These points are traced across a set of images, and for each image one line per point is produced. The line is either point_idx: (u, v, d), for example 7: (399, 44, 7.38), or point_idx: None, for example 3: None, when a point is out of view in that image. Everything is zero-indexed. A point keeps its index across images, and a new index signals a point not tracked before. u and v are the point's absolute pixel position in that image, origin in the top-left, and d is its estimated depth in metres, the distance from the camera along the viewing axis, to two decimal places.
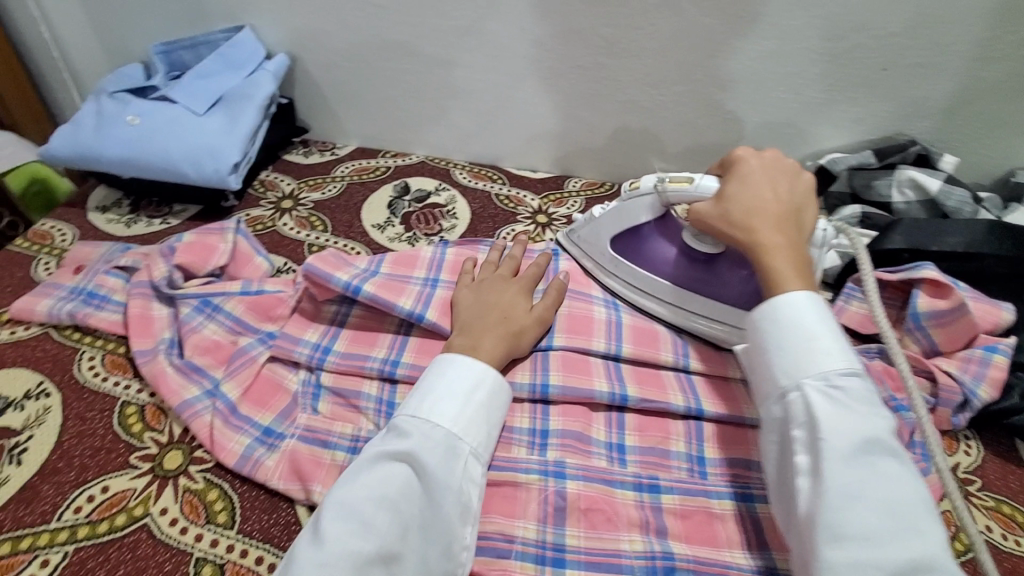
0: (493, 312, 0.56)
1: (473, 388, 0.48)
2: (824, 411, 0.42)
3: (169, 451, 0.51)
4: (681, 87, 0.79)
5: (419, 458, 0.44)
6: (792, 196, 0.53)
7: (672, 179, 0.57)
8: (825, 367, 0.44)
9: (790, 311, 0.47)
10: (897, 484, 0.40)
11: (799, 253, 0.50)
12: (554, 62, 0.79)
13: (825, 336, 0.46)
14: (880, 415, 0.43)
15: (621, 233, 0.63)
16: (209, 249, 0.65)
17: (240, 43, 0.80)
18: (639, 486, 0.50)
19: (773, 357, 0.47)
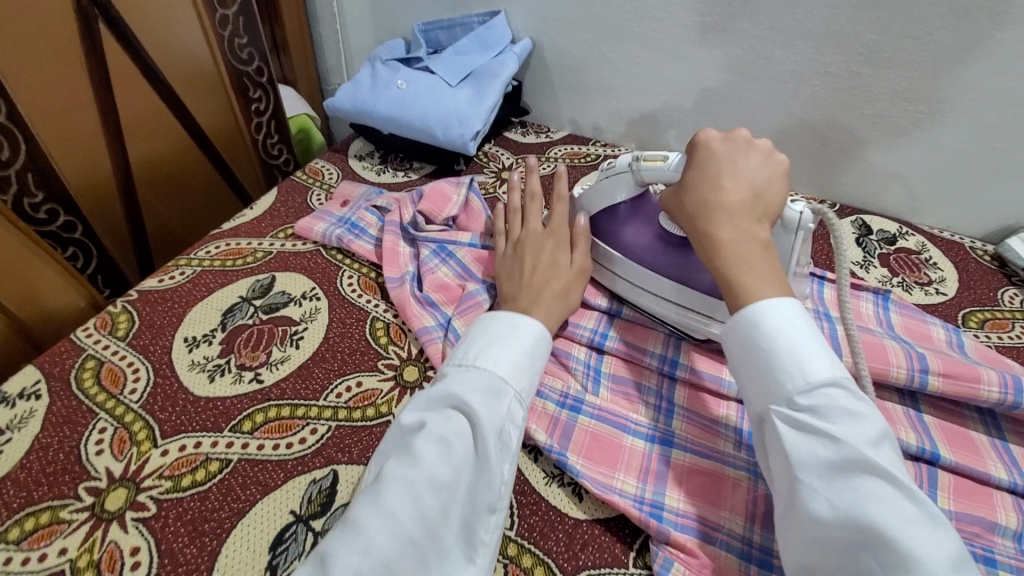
0: (535, 275, 0.58)
1: (518, 339, 0.50)
2: (789, 441, 0.39)
3: (407, 365, 0.58)
4: (947, 105, 0.72)
5: (463, 392, 0.45)
6: (754, 182, 0.49)
7: (647, 158, 0.55)
8: (786, 388, 0.40)
9: (751, 325, 0.43)
10: (886, 506, 0.35)
11: (760, 248, 0.47)
12: (800, 66, 0.76)
13: (791, 347, 0.41)
14: (860, 429, 0.37)
15: (598, 214, 0.62)
16: (444, 198, 0.73)
17: (495, 26, 0.88)
18: None
19: (747, 375, 0.43)
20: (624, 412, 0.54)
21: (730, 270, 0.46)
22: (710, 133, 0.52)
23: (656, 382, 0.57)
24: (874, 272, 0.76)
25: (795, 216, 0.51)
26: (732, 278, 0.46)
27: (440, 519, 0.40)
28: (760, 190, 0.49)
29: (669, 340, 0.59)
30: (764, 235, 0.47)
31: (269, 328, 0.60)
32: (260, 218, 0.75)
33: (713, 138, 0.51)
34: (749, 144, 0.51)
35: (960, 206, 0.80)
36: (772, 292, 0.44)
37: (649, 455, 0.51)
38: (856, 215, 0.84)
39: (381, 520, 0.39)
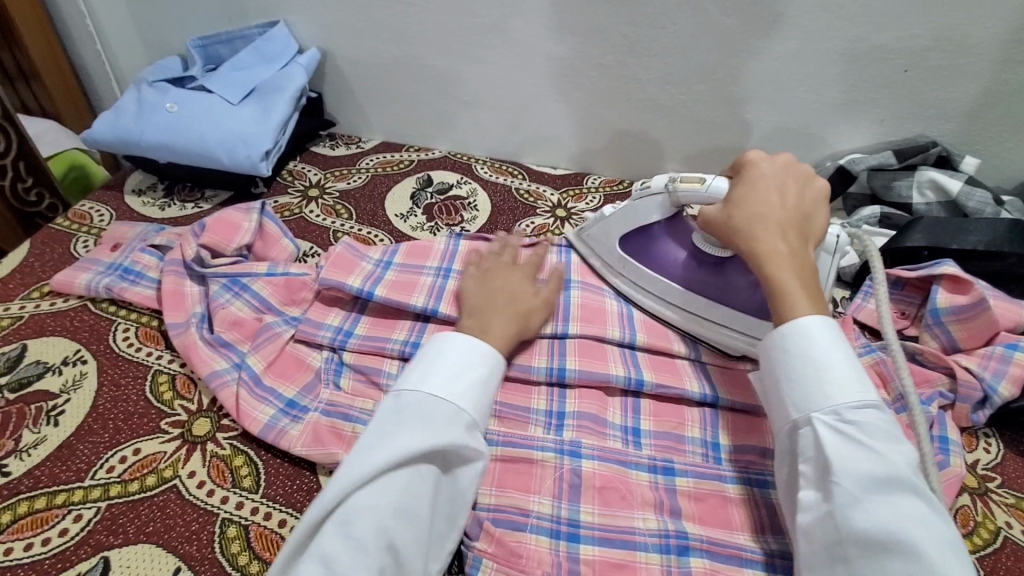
0: (501, 298, 0.57)
1: (471, 366, 0.49)
2: (833, 450, 0.42)
3: (197, 418, 0.53)
4: (699, 86, 0.81)
5: (428, 427, 0.44)
6: (800, 204, 0.54)
7: (683, 180, 0.57)
8: (836, 401, 0.44)
9: (800, 341, 0.47)
10: (918, 522, 0.39)
11: (808, 266, 0.51)
12: (576, 59, 0.81)
13: (838, 369, 0.45)
14: (899, 450, 0.42)
15: (629, 232, 0.63)
16: (232, 226, 0.66)
17: (274, 37, 0.83)
18: (654, 468, 0.51)
19: (786, 389, 0.47)
20: None
21: (776, 278, 0.50)
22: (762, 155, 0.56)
23: None
24: None
25: (834, 237, 0.56)
26: (776, 283, 0.50)
27: (412, 550, 0.41)
28: (802, 204, 0.54)
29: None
30: (808, 255, 0.51)
31: (19, 409, 0.51)
32: (7, 278, 0.64)
33: (766, 162, 0.55)
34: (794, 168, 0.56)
35: None
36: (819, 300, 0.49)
37: None
38: None
39: (349, 551, 0.39)
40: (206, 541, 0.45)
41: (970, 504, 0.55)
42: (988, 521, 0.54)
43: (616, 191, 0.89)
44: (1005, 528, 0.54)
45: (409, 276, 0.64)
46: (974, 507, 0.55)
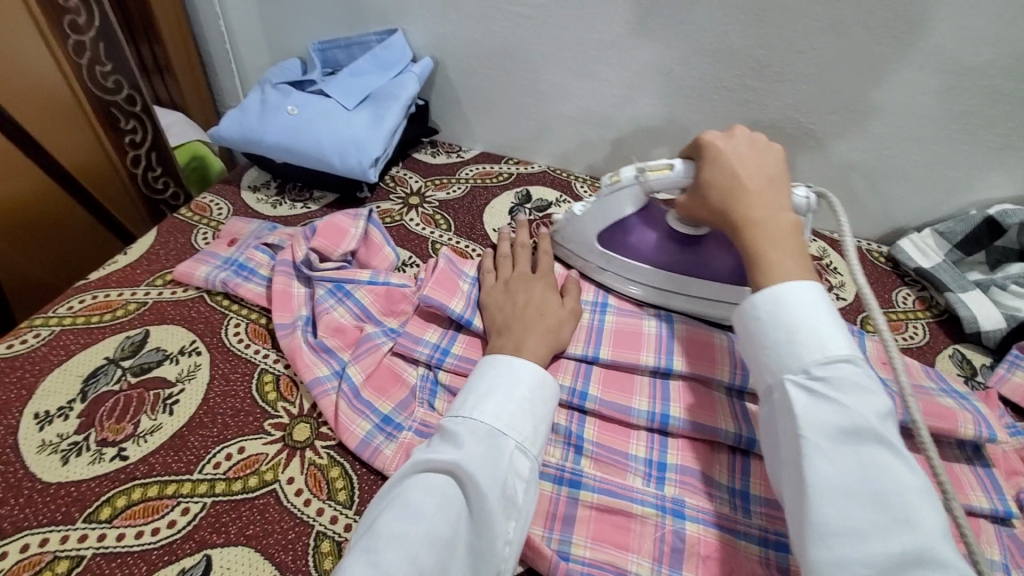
0: (526, 309, 0.57)
1: (513, 385, 0.47)
2: (801, 408, 0.40)
3: (297, 423, 0.53)
4: (833, 117, 0.74)
5: (467, 448, 0.42)
6: (767, 170, 0.54)
7: (652, 169, 0.60)
8: (805, 359, 0.42)
9: (772, 308, 0.45)
10: (891, 475, 0.36)
11: (789, 228, 0.50)
12: (697, 81, 0.77)
13: (810, 329, 0.43)
14: (870, 403, 0.39)
15: (604, 229, 0.65)
16: (341, 232, 0.68)
17: (391, 45, 0.85)
18: (765, 541, 0.47)
19: (759, 354, 0.45)
20: None
21: (757, 246, 0.49)
22: (715, 132, 0.56)
23: (565, 417, 0.55)
24: None
25: (803, 201, 0.56)
26: (754, 251, 0.49)
27: None
28: (769, 170, 0.53)
29: (579, 367, 0.58)
30: (791, 216, 0.51)
31: (139, 394, 0.54)
32: (135, 264, 0.68)
33: (720, 138, 0.56)
34: (755, 140, 0.56)
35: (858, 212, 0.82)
36: (799, 259, 0.48)
37: (556, 499, 0.49)
38: None
39: None
40: (301, 552, 0.45)
41: None
42: None
43: None
44: None
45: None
46: None
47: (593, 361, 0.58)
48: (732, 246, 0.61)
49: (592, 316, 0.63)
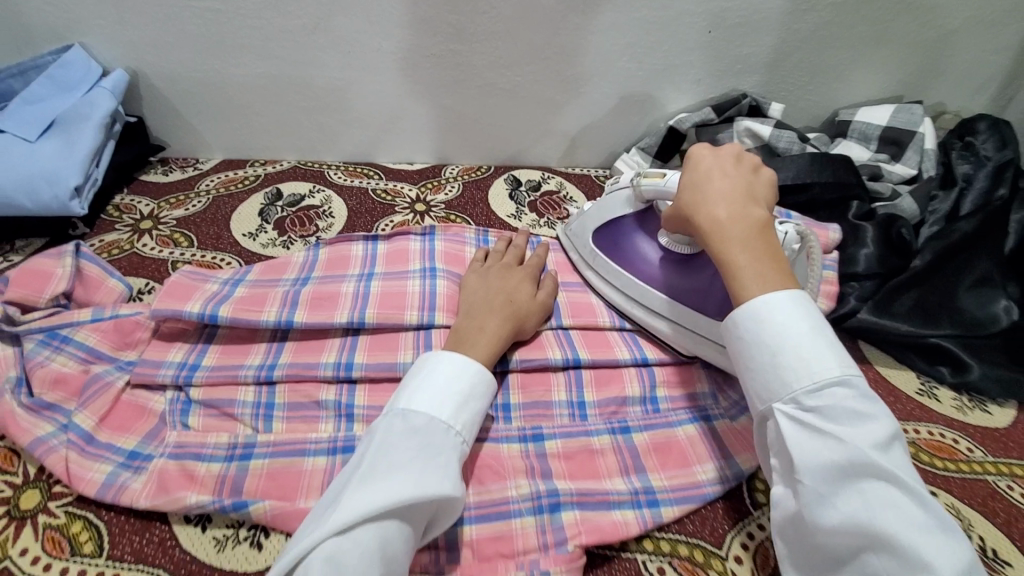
0: (498, 296, 0.59)
1: (455, 387, 0.48)
2: (796, 443, 0.42)
3: (25, 491, 0.48)
4: (534, 66, 0.83)
5: (423, 469, 0.42)
6: (747, 182, 0.53)
7: (648, 176, 0.60)
8: (795, 388, 0.43)
9: (754, 329, 0.45)
10: (891, 510, 0.37)
11: (760, 230, 0.49)
12: (409, 52, 0.81)
13: (798, 349, 0.43)
14: (867, 433, 0.40)
15: (604, 228, 0.66)
16: (44, 275, 0.59)
17: (70, 62, 0.75)
18: (524, 438, 0.53)
19: (749, 380, 0.46)
20: (303, 436, 0.52)
21: (728, 255, 0.49)
22: (704, 145, 0.56)
23: (334, 392, 0.56)
24: (528, 216, 0.85)
25: (782, 234, 0.55)
26: (727, 258, 0.48)
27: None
28: (752, 184, 0.53)
29: (344, 342, 0.60)
30: (760, 214, 0.50)
31: None
32: None
33: (705, 148, 0.55)
34: (742, 157, 0.55)
35: (583, 145, 0.94)
36: (772, 270, 0.47)
37: (331, 469, 0.50)
38: (509, 172, 0.94)
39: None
40: None
41: None
42: None
43: (474, 177, 0.90)
44: None
45: (263, 292, 0.63)
46: None
47: (358, 330, 0.60)
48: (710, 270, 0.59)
49: (356, 284, 0.65)
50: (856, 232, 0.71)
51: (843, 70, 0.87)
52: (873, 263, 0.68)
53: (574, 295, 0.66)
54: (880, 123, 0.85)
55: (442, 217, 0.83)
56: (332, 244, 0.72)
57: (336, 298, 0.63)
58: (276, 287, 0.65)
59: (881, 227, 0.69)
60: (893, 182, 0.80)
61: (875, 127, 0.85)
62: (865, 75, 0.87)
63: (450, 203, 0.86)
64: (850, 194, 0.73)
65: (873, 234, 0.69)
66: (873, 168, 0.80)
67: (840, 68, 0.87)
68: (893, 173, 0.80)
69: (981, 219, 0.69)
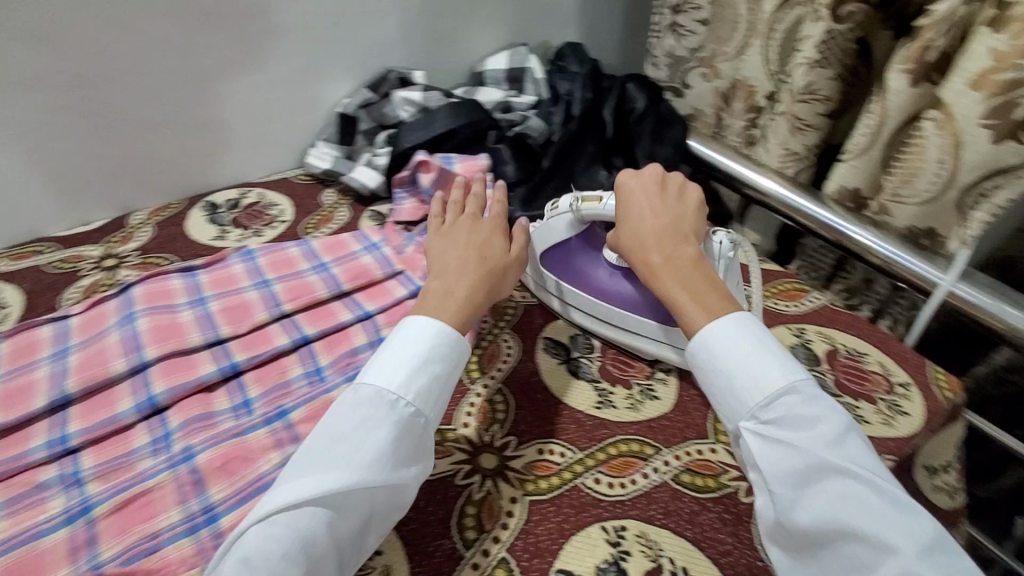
0: (468, 252, 0.62)
1: (423, 359, 0.51)
2: (761, 453, 0.48)
3: None
4: (180, 92, 0.83)
5: (361, 460, 0.45)
6: (668, 212, 0.62)
7: (585, 199, 0.66)
8: (751, 405, 0.50)
9: (706, 356, 0.53)
10: (857, 507, 0.43)
11: (690, 262, 0.58)
12: (28, 112, 0.74)
13: (748, 366, 0.50)
14: (821, 434, 0.46)
15: (553, 250, 0.69)
16: None
17: None
18: (269, 420, 0.57)
19: (715, 402, 0.53)
20: (28, 523, 0.50)
21: (665, 288, 0.57)
22: (630, 174, 0.65)
23: (56, 468, 0.54)
24: (234, 234, 0.86)
25: (717, 243, 0.62)
26: (669, 296, 0.57)
27: None
28: (675, 219, 0.61)
29: (54, 419, 0.57)
30: (688, 250, 0.58)
31: None
32: None
33: (631, 176, 0.64)
34: (665, 187, 0.64)
35: (271, 153, 0.97)
36: (709, 295, 0.55)
37: (71, 535, 0.49)
38: (203, 200, 0.92)
39: None
40: None
41: None
42: None
43: (165, 216, 0.88)
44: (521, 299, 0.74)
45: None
46: None
47: (65, 403, 0.58)
48: None
49: (51, 364, 0.62)
50: (497, 155, 0.88)
51: (463, 33, 1.04)
52: (517, 174, 0.86)
53: (290, 281, 0.73)
54: (502, 67, 1.05)
55: (139, 263, 0.80)
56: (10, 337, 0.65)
57: (31, 387, 0.60)
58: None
59: (515, 145, 0.88)
60: (523, 109, 0.99)
61: (501, 71, 1.04)
62: (481, 33, 1.06)
63: (146, 247, 0.83)
64: (487, 127, 0.91)
65: (509, 152, 0.88)
66: (504, 103, 0.99)
67: (460, 32, 1.04)
68: (521, 103, 0.99)
69: (584, 120, 0.93)
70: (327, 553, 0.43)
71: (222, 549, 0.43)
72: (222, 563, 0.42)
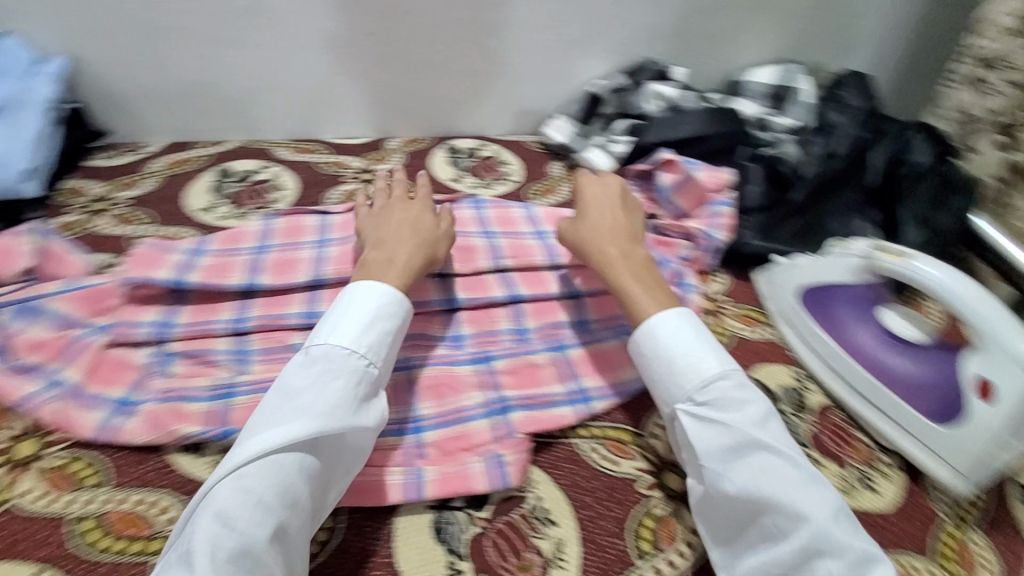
0: (623, 219, 0.66)
1: (375, 315, 0.52)
2: (698, 438, 0.50)
3: (22, 441, 0.52)
4: (462, 40, 0.90)
5: (321, 408, 0.46)
6: (631, 216, 0.68)
7: (882, 250, 0.64)
8: (687, 389, 0.52)
9: (650, 342, 0.55)
10: (776, 478, 0.47)
11: (641, 261, 0.62)
12: (344, 31, 0.86)
13: (688, 357, 0.53)
14: (748, 415, 0.50)
15: (819, 288, 0.70)
16: (7, 253, 0.63)
17: (6, 50, 0.78)
18: (476, 360, 0.61)
19: (652, 387, 0.55)
20: (279, 374, 0.58)
21: (619, 280, 0.60)
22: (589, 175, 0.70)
23: (304, 337, 0.63)
24: (468, 181, 0.92)
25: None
26: (619, 284, 0.60)
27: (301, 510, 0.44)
28: (627, 223, 0.66)
29: (308, 295, 0.66)
30: (638, 249, 0.63)
31: None
32: None
33: (593, 179, 0.69)
34: (624, 197, 0.69)
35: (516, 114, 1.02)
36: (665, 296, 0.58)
37: None
38: (446, 142, 1.00)
39: (251, 505, 0.42)
40: (61, 540, 0.47)
41: (711, 319, 0.72)
42: (722, 328, 0.72)
43: (416, 148, 0.97)
44: (731, 330, 0.72)
45: (227, 261, 0.68)
46: (713, 321, 0.72)
47: (318, 285, 0.67)
48: (933, 363, 0.61)
49: (313, 249, 0.71)
50: (743, 172, 0.84)
51: (734, 39, 0.99)
52: (758, 198, 0.81)
53: (512, 239, 0.75)
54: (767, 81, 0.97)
55: (390, 184, 0.90)
56: (286, 215, 0.76)
57: (296, 263, 0.68)
58: (236, 257, 0.69)
59: (767, 167, 0.83)
60: (778, 131, 0.92)
61: (764, 84, 0.97)
62: (753, 42, 1.00)
63: (395, 172, 0.92)
64: (739, 141, 0.85)
65: (760, 172, 0.83)
66: (761, 120, 0.92)
67: (732, 37, 0.99)
68: (778, 124, 0.92)
69: (848, 158, 0.84)
70: (304, 497, 0.44)
71: (191, 502, 0.43)
72: (220, 484, 0.43)
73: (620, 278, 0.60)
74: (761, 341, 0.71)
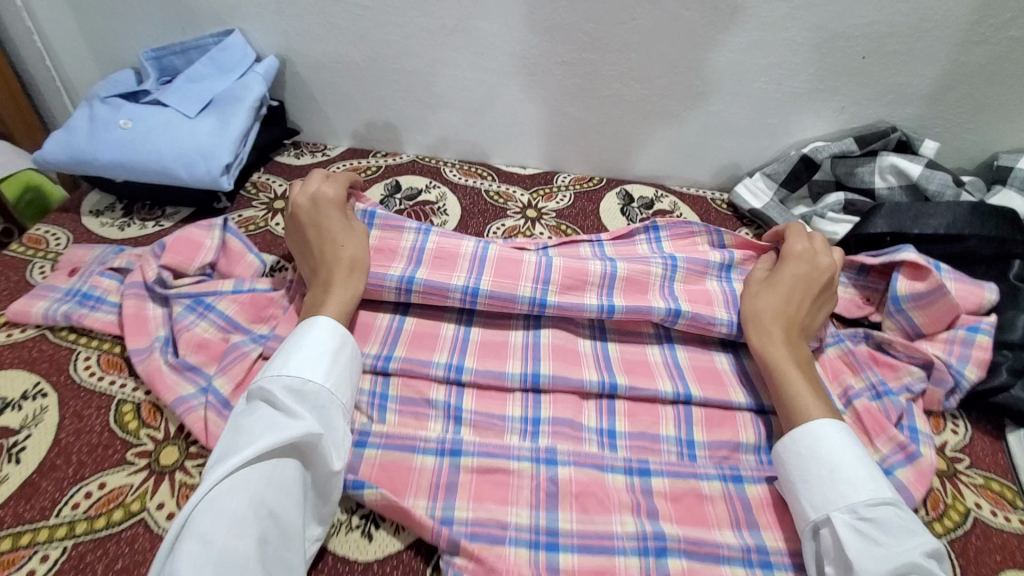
0: (807, 297, 0.59)
1: (336, 346, 0.52)
2: (856, 550, 0.42)
3: (165, 447, 0.52)
4: (665, 80, 0.80)
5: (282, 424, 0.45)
6: (822, 293, 0.60)
7: None
8: (853, 499, 0.45)
9: (809, 442, 0.48)
10: None
11: (806, 359, 0.55)
12: (540, 58, 0.80)
13: (854, 465, 0.47)
14: (916, 543, 0.42)
15: None
16: (195, 245, 0.65)
17: (229, 46, 0.80)
18: (630, 470, 0.51)
19: (801, 492, 0.47)
20: (413, 432, 0.53)
21: (779, 366, 0.54)
22: (802, 230, 0.65)
23: (444, 392, 0.57)
24: None
25: None
26: (777, 366, 0.54)
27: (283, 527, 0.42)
28: (811, 299, 0.59)
29: (455, 345, 0.60)
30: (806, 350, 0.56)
31: None
32: None
33: (801, 245, 0.63)
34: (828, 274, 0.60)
35: (704, 165, 0.90)
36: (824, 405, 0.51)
37: (438, 469, 0.51)
38: (621, 186, 0.91)
39: (225, 524, 0.40)
40: None
41: (939, 486, 0.55)
42: (957, 503, 0.54)
43: (586, 188, 0.89)
44: (974, 509, 0.54)
45: (392, 235, 0.65)
46: (943, 489, 0.55)
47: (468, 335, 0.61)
48: None
49: (475, 246, 0.64)
50: (1015, 295, 0.63)
51: (1011, 112, 0.78)
52: None
53: (692, 282, 0.65)
54: None
55: (553, 225, 0.83)
56: (451, 205, 0.69)
57: (455, 257, 0.63)
58: (402, 234, 0.65)
59: None
60: None
61: None
62: None
63: (561, 213, 0.85)
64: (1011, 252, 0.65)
65: None
66: None
67: (1008, 109, 0.78)
68: None
69: None
70: (283, 522, 0.42)
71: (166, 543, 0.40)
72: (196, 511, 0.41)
73: (783, 363, 0.54)
74: (1012, 533, 0.52)
